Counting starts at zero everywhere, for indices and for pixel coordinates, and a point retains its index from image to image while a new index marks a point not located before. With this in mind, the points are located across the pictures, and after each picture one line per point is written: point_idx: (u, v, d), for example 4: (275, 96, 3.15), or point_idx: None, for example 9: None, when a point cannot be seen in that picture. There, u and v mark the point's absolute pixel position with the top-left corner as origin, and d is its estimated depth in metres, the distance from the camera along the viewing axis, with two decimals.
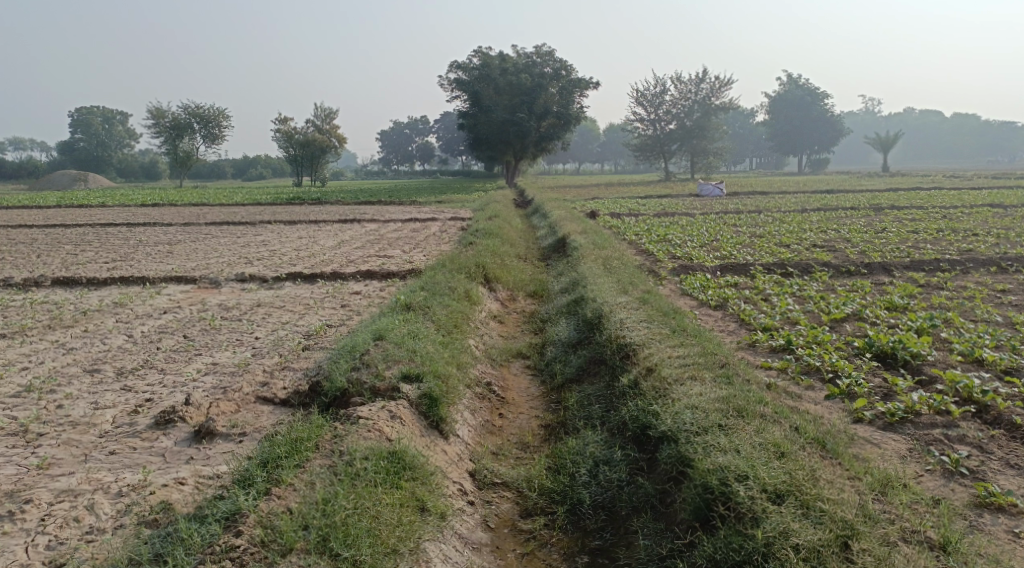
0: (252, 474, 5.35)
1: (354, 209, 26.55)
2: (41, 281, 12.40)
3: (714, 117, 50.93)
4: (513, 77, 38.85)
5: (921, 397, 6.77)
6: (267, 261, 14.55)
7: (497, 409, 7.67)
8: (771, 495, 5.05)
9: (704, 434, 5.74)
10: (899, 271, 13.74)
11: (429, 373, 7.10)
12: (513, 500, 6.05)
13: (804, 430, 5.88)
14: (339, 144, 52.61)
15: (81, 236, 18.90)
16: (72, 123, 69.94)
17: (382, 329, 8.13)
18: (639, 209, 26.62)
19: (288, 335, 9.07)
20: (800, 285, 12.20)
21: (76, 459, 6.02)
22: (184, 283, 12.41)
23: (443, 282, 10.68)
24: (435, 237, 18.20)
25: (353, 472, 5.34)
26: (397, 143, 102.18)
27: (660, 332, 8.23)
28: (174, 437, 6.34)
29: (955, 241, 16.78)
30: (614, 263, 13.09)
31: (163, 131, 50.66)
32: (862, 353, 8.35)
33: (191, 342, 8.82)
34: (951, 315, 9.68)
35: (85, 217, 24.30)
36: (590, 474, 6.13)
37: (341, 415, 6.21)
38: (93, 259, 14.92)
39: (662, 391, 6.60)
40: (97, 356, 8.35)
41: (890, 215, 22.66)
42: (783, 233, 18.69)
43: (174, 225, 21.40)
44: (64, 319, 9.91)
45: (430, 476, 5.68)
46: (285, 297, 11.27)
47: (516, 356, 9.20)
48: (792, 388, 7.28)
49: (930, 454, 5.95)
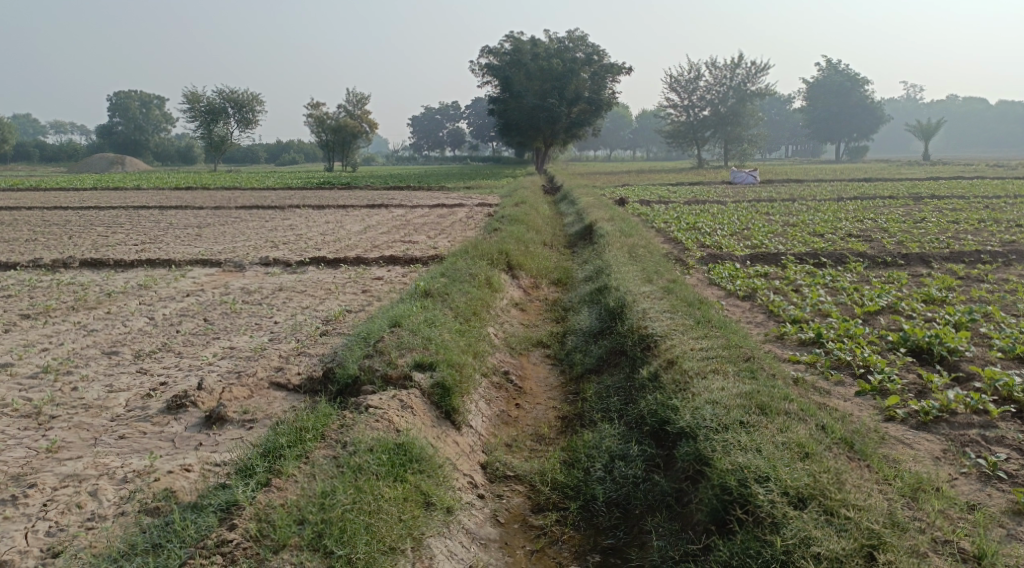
0: (253, 464, 5.27)
1: (383, 194, 26.49)
2: (70, 262, 12.44)
3: (749, 104, 50.03)
4: (545, 61, 38.13)
5: (958, 395, 6.45)
6: (293, 244, 14.49)
7: (514, 399, 7.49)
8: (793, 499, 4.81)
9: (723, 431, 5.49)
10: (938, 262, 13.27)
11: (443, 361, 6.93)
12: (525, 494, 5.85)
13: (831, 428, 5.59)
14: (370, 129, 52.62)
15: (113, 218, 19.03)
16: (111, 108, 71.11)
17: (398, 316, 7.98)
18: (670, 196, 26.21)
19: (306, 319, 8.97)
20: (833, 275, 11.84)
21: (86, 443, 5.95)
22: (210, 266, 12.39)
23: (464, 269, 10.49)
24: (462, 223, 18.01)
25: (356, 465, 5.19)
26: (429, 128, 102.19)
27: (683, 323, 7.97)
28: (185, 422, 6.25)
29: (997, 232, 16.22)
30: (640, 251, 12.81)
31: (198, 115, 51.16)
32: (896, 347, 8.05)
33: (211, 325, 8.74)
34: (991, 309, 9.29)
35: (120, 199, 24.54)
36: (605, 469, 5.93)
37: (351, 404, 6.07)
38: (122, 241, 14.98)
39: (683, 384, 6.37)
40: (117, 338, 8.30)
41: (930, 205, 22.00)
42: (818, 223, 18.22)
43: (205, 208, 21.48)
44: (88, 300, 9.91)
45: (438, 469, 5.51)
46: (307, 282, 11.16)
47: (536, 345, 9.01)
48: (821, 384, 7.00)
49: (965, 456, 5.65)
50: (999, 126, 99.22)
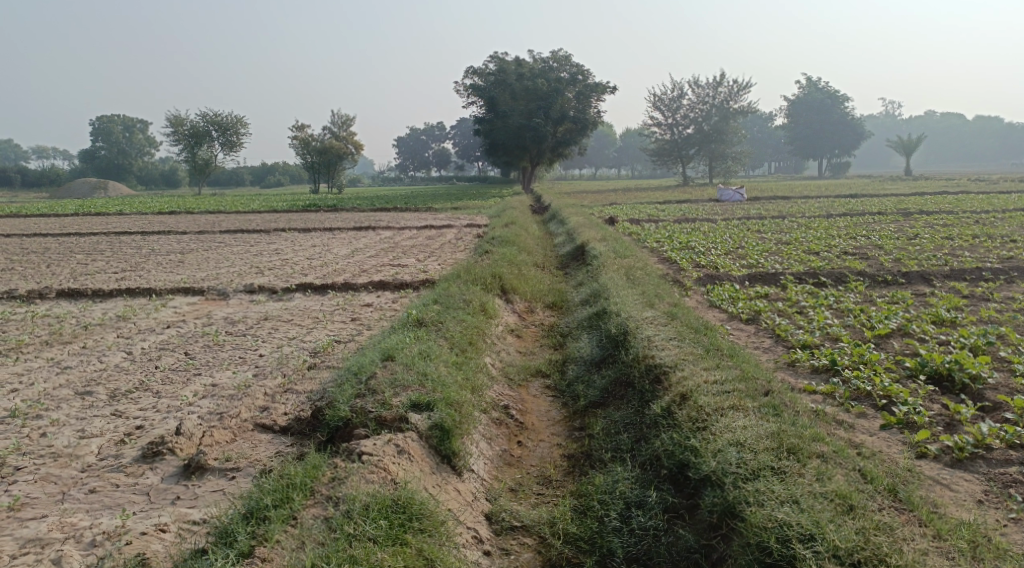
0: (234, 529, 4.80)
1: (369, 216, 25.99)
2: (45, 293, 11.86)
3: (733, 121, 50.05)
4: (529, 81, 38.10)
5: (992, 428, 6.05)
6: (278, 270, 13.97)
7: (515, 436, 6.99)
8: (842, 561, 4.44)
9: (754, 480, 5.10)
10: (940, 281, 12.94)
11: (441, 400, 6.44)
12: (535, 548, 5.37)
13: (870, 473, 5.20)
14: (356, 150, 52.14)
15: (93, 245, 18.39)
16: (93, 132, 70.40)
17: (390, 348, 7.49)
18: (658, 214, 25.92)
19: (293, 351, 8.46)
20: (836, 296, 11.47)
21: (52, 499, 5.42)
22: (192, 294, 11.86)
23: (457, 295, 10.02)
24: (450, 245, 17.53)
25: (352, 531, 4.74)
26: (414, 148, 101.88)
27: (692, 351, 7.53)
28: (161, 473, 5.73)
29: (993, 248, 15.97)
30: (637, 272, 12.41)
31: (180, 138, 50.51)
32: (914, 375, 7.64)
33: (192, 360, 8.21)
34: (1006, 330, 8.91)
35: (101, 225, 23.89)
36: (621, 518, 5.48)
37: (343, 452, 5.59)
38: (102, 269, 14.43)
39: (701, 422, 5.93)
40: (91, 375, 7.75)
41: (921, 220, 21.76)
42: (812, 240, 17.89)
43: (188, 233, 20.85)
44: (63, 334, 9.34)
45: (441, 526, 5.04)
46: (294, 310, 10.64)
47: (535, 375, 8.51)
48: (843, 416, 6.58)
49: (1010, 498, 5.28)
50: (978, 140, 100.14)
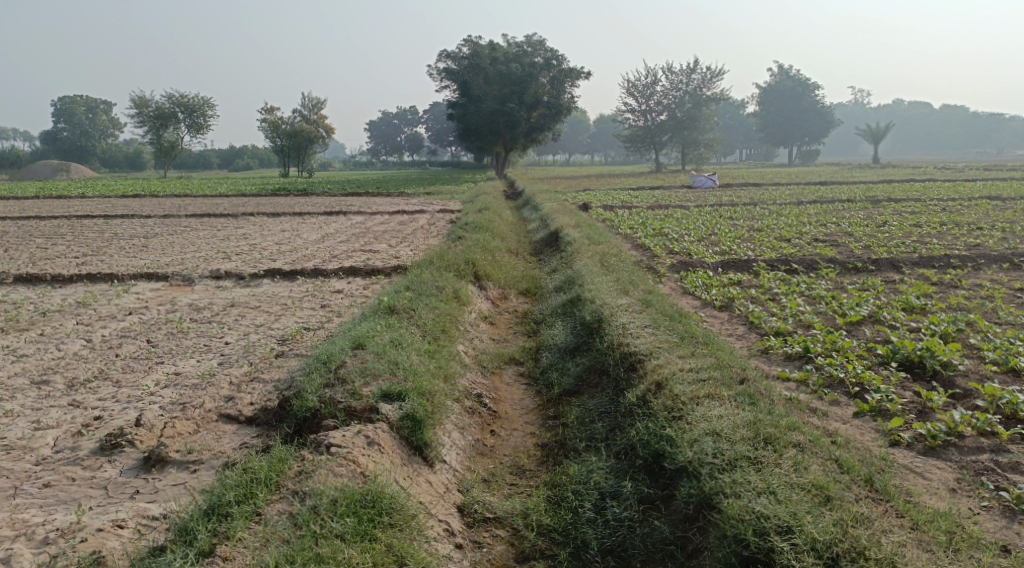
0: (193, 527, 4.62)
1: (340, 200, 25.61)
2: (3, 278, 11.49)
3: (705, 109, 50.20)
4: (503, 66, 37.78)
5: (964, 416, 6.03)
6: (246, 255, 13.67)
7: (489, 425, 6.86)
8: (821, 554, 4.38)
9: (730, 470, 5.05)
10: (909, 268, 13.01)
11: (413, 390, 6.28)
12: (508, 541, 5.27)
13: (846, 463, 5.17)
14: (327, 134, 51.45)
15: (54, 229, 17.90)
16: (55, 113, 68.69)
17: (361, 336, 7.30)
18: (632, 200, 25.90)
19: (260, 339, 8.25)
20: (808, 283, 11.46)
21: (4, 494, 5.19)
22: (156, 280, 11.55)
23: (429, 281, 9.84)
24: (423, 231, 17.32)
25: (319, 528, 4.59)
26: (386, 133, 100.96)
27: (667, 339, 7.44)
28: (120, 466, 5.52)
29: (961, 235, 16.12)
30: (611, 259, 12.30)
31: (145, 120, 49.40)
32: (886, 361, 7.62)
33: (154, 348, 7.96)
34: (975, 318, 8.94)
35: (63, 208, 23.27)
36: (595, 510, 5.40)
37: (311, 444, 5.44)
38: (63, 253, 14.01)
39: (677, 411, 5.85)
40: (49, 364, 7.47)
41: (890, 208, 21.94)
42: (783, 227, 17.94)
43: (153, 217, 20.37)
44: (20, 321, 9.02)
45: (411, 520, 4.92)
46: (261, 296, 10.39)
47: (508, 362, 8.39)
48: (816, 404, 6.53)
49: (982, 486, 5.27)
50: (944, 128, 101.68)
